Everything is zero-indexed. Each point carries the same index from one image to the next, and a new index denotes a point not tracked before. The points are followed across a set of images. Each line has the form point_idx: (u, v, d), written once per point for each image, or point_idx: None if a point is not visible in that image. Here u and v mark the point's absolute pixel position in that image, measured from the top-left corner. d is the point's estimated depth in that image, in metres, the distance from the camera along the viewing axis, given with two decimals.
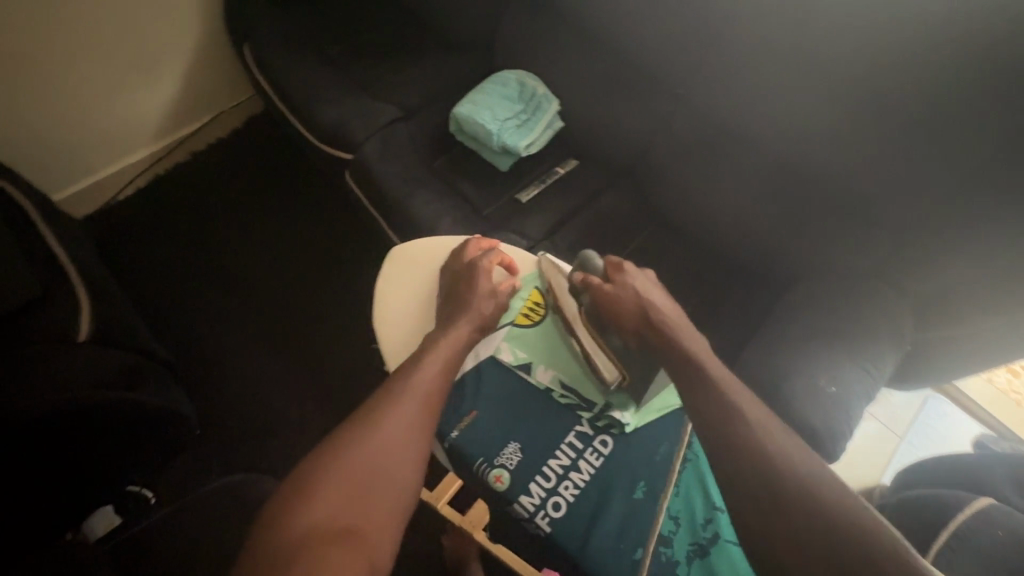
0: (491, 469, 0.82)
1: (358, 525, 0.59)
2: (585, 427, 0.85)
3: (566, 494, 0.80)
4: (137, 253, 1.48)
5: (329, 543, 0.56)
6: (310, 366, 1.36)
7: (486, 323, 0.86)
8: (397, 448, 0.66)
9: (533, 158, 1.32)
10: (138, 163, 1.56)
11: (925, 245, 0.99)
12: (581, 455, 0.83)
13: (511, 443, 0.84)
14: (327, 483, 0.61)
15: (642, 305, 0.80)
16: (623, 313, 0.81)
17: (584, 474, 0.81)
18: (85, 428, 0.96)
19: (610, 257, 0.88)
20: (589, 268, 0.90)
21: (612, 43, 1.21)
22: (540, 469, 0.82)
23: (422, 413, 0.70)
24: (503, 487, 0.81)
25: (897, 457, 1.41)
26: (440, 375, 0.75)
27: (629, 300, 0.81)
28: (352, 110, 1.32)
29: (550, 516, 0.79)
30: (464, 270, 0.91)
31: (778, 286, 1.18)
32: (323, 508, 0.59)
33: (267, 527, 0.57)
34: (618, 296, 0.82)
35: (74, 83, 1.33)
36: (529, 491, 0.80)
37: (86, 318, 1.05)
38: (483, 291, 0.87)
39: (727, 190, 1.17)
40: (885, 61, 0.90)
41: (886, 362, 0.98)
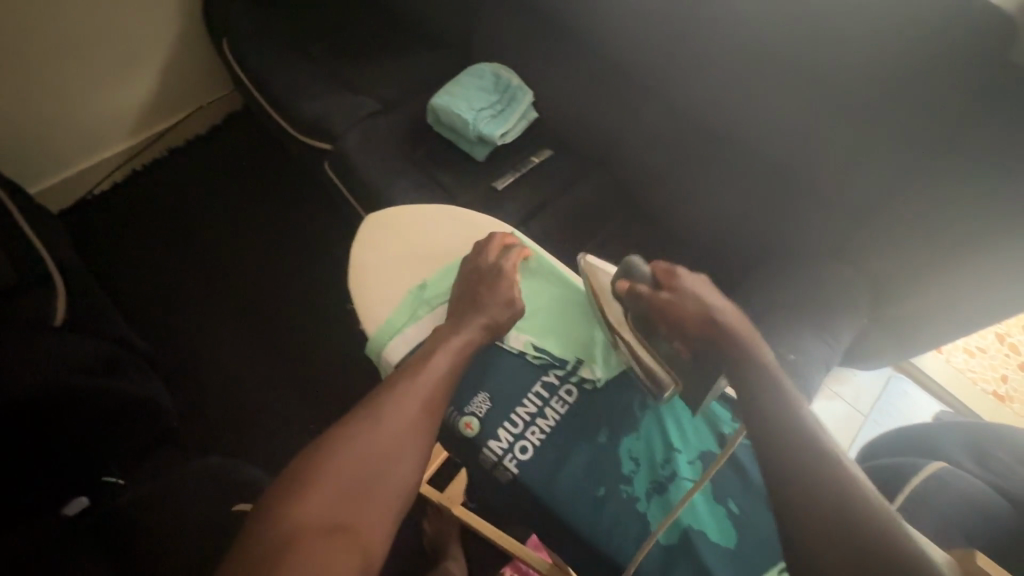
0: (462, 416, 0.83)
1: (352, 522, 0.61)
2: (552, 377, 0.87)
3: (533, 438, 0.82)
4: (114, 248, 1.47)
5: (323, 537, 0.59)
6: (291, 353, 1.37)
7: (499, 330, 0.85)
8: (394, 447, 0.68)
9: (509, 148, 1.36)
10: (115, 158, 1.55)
11: (876, 223, 1.06)
12: (548, 402, 0.85)
13: (481, 392, 0.85)
14: (324, 479, 0.63)
15: (706, 310, 0.69)
16: (682, 318, 0.71)
17: (550, 420, 0.83)
18: (64, 412, 0.96)
19: (659, 262, 0.78)
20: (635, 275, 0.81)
21: (583, 38, 1.26)
22: (508, 415, 0.84)
23: (423, 416, 0.72)
24: (472, 432, 0.82)
25: (862, 434, 1.47)
26: (443, 376, 0.76)
27: (690, 304, 0.71)
28: (332, 102, 1.35)
29: (517, 458, 0.80)
30: (488, 271, 0.90)
31: (743, 267, 1.24)
32: (319, 503, 0.61)
33: (266, 515, 0.60)
34: (679, 302, 0.72)
35: (52, 76, 1.33)
36: (497, 435, 0.82)
37: (61, 303, 1.05)
38: (499, 300, 0.86)
39: (694, 176, 1.22)
40: (837, 51, 0.96)
41: (844, 334, 1.04)
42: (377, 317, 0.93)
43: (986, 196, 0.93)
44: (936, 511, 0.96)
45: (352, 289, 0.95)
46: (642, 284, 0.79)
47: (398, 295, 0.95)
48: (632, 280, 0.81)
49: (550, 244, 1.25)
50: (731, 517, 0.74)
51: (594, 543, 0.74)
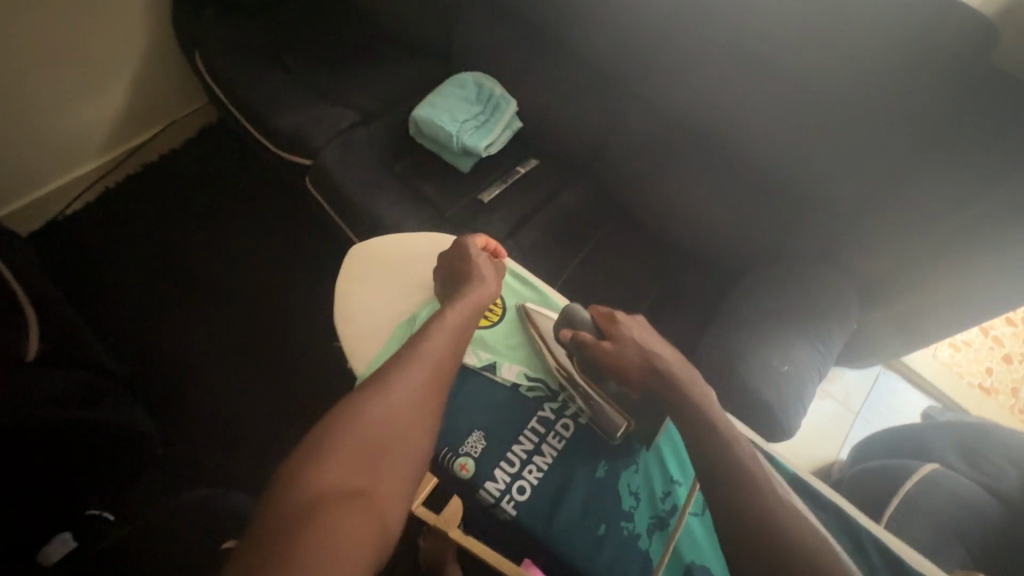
0: (456, 458, 0.80)
1: (372, 485, 0.60)
2: (548, 412, 0.85)
3: (531, 478, 0.79)
4: (93, 265, 1.43)
5: (346, 501, 0.57)
6: (277, 376, 1.34)
7: (493, 292, 0.87)
8: (409, 410, 0.67)
9: (494, 159, 1.34)
10: (84, 177, 1.50)
11: (865, 228, 1.05)
12: (544, 439, 0.83)
13: (475, 431, 0.82)
14: (343, 444, 0.61)
15: (646, 355, 0.77)
16: (627, 365, 0.78)
17: (548, 458, 0.81)
18: (40, 452, 0.92)
19: (599, 307, 0.86)
20: (576, 320, 0.86)
21: (566, 44, 1.24)
22: (504, 454, 0.81)
23: (433, 381, 0.72)
24: (468, 475, 0.79)
25: (852, 432, 1.48)
26: (448, 345, 0.77)
27: (632, 352, 0.78)
28: (310, 115, 1.31)
29: (516, 500, 0.78)
30: (459, 248, 0.93)
31: (733, 273, 1.23)
32: (339, 467, 0.60)
33: (283, 485, 0.58)
34: (620, 350, 0.79)
35: (17, 94, 1.27)
36: (493, 477, 0.79)
37: (33, 339, 1.01)
38: (486, 265, 0.90)
39: (682, 183, 1.21)
40: (821, 57, 0.95)
41: (835, 339, 1.04)
42: (366, 349, 0.90)
43: (969, 200, 0.93)
44: (927, 514, 0.96)
45: (340, 320, 0.92)
46: (585, 331, 0.84)
47: (389, 325, 0.92)
48: (574, 326, 0.86)
49: (538, 257, 1.23)
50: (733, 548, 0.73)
51: None
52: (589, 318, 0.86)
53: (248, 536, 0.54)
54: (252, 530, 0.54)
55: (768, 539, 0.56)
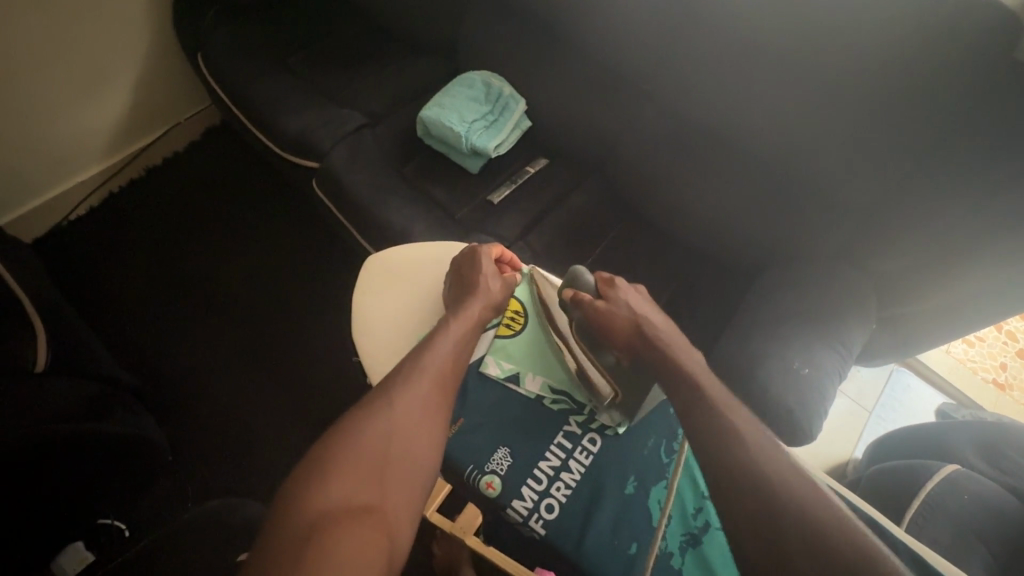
0: (482, 476, 0.79)
1: (375, 502, 0.60)
2: (574, 426, 0.83)
3: (559, 495, 0.78)
4: (96, 274, 1.42)
5: (348, 519, 0.57)
6: (288, 383, 1.33)
7: (496, 302, 0.87)
8: (412, 424, 0.66)
9: (503, 159, 1.32)
10: (87, 182, 1.48)
11: (885, 228, 1.03)
12: (571, 454, 0.81)
13: (500, 447, 0.81)
14: (345, 461, 0.61)
15: (635, 318, 0.81)
16: (618, 324, 0.82)
17: (576, 474, 0.80)
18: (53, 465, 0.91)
19: (602, 273, 0.89)
20: (580, 283, 0.88)
21: (577, 41, 1.21)
22: (531, 471, 0.80)
23: (436, 394, 0.71)
24: (495, 493, 0.78)
25: (867, 431, 1.47)
26: (450, 357, 0.76)
27: (622, 314, 0.82)
28: (316, 118, 1.29)
29: (544, 518, 0.77)
30: (465, 255, 0.91)
31: (748, 274, 1.21)
32: (342, 485, 0.59)
33: (286, 503, 0.58)
34: (612, 310, 0.83)
35: (17, 99, 1.25)
36: (521, 495, 0.78)
37: (42, 348, 0.99)
38: (489, 272, 0.88)
39: (695, 184, 1.19)
40: (842, 54, 0.93)
41: (855, 340, 1.02)
42: (384, 361, 0.89)
43: (989, 199, 0.92)
44: (949, 517, 0.95)
45: (355, 332, 0.91)
46: (584, 292, 0.87)
47: (405, 336, 0.91)
48: (577, 288, 0.88)
49: (550, 259, 1.21)
50: None
51: None
52: (592, 282, 0.88)
53: (252, 557, 0.54)
54: (256, 550, 0.54)
55: (780, 529, 0.57)
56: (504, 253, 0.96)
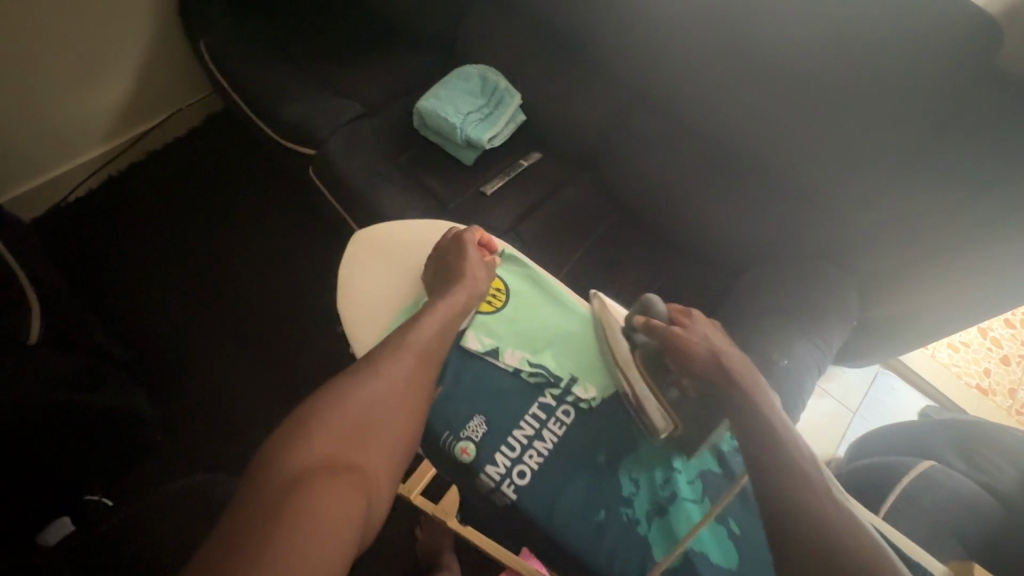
0: (458, 441, 0.80)
1: (356, 463, 0.62)
2: (549, 399, 0.84)
3: (531, 462, 0.79)
4: (91, 254, 1.43)
5: (331, 475, 0.59)
6: (279, 363, 1.35)
7: (480, 292, 0.89)
8: (397, 394, 0.69)
9: (497, 152, 1.34)
10: (88, 164, 1.50)
11: (867, 226, 1.05)
12: (545, 424, 0.82)
13: (477, 416, 0.82)
14: (331, 421, 0.63)
15: (715, 351, 0.74)
16: (693, 356, 0.75)
17: (548, 443, 0.81)
18: (44, 435, 0.93)
19: (675, 305, 0.84)
20: (653, 313, 0.83)
21: (571, 38, 1.24)
22: (506, 439, 0.81)
23: (419, 369, 0.74)
24: (469, 458, 0.79)
25: (850, 430, 1.49)
26: (434, 336, 0.79)
27: (701, 347, 0.75)
28: (314, 106, 1.31)
29: (516, 483, 0.78)
30: (451, 241, 0.93)
31: (733, 270, 1.23)
32: (326, 442, 0.61)
33: (270, 457, 0.59)
34: (689, 339, 0.77)
35: (22, 80, 1.27)
36: (494, 460, 0.79)
37: (36, 320, 1.02)
38: (475, 259, 0.90)
39: (683, 179, 1.21)
40: (827, 56, 0.95)
41: (835, 335, 1.04)
42: (369, 334, 0.90)
43: (968, 199, 0.94)
44: (924, 511, 0.97)
45: (341, 306, 0.92)
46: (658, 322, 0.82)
47: (390, 310, 0.93)
48: (648, 318, 0.82)
49: (540, 249, 1.23)
50: (732, 537, 0.74)
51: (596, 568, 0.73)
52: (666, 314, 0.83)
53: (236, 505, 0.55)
54: (240, 498, 0.55)
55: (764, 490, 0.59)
56: (484, 238, 0.97)
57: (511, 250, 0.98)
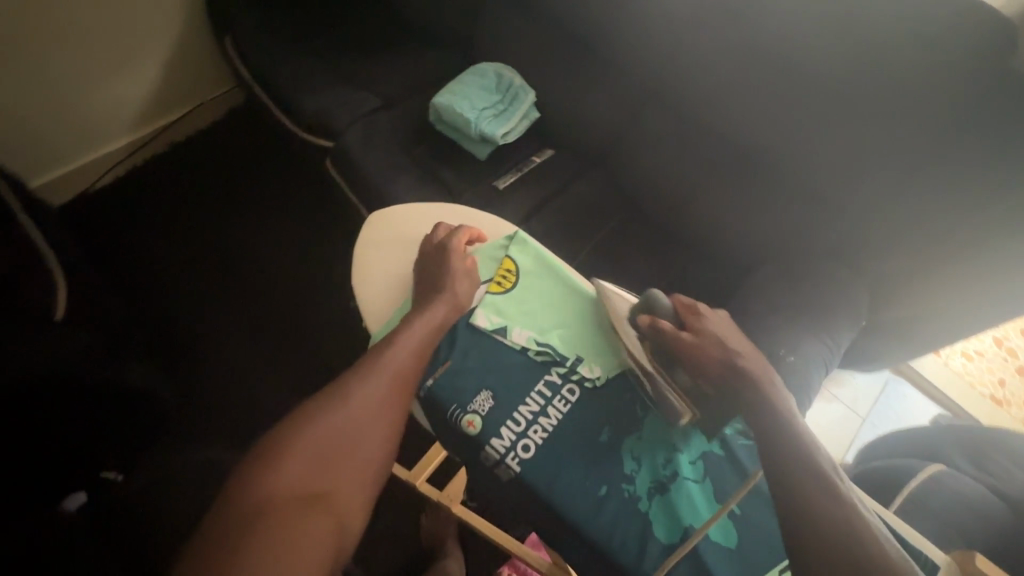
0: (464, 414, 0.81)
1: (325, 493, 0.60)
2: (555, 376, 0.85)
3: (535, 437, 0.80)
4: (113, 240, 1.47)
5: (298, 507, 0.58)
6: (290, 348, 1.37)
7: (463, 304, 0.87)
8: (370, 418, 0.67)
9: (510, 148, 1.36)
10: (115, 153, 1.55)
11: (878, 227, 1.05)
12: (550, 401, 0.83)
13: (483, 390, 0.83)
14: (297, 450, 0.62)
15: (727, 353, 0.73)
16: (705, 359, 0.74)
17: (553, 419, 0.81)
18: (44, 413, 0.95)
19: (681, 298, 0.82)
20: (656, 308, 0.82)
21: (586, 37, 1.26)
22: (511, 414, 0.82)
23: (395, 390, 0.71)
24: (475, 431, 0.80)
25: (859, 436, 1.47)
26: (411, 353, 0.76)
27: (714, 349, 0.74)
28: (332, 99, 1.34)
29: (520, 457, 0.78)
30: (434, 251, 0.93)
31: (743, 269, 1.23)
32: (294, 474, 0.60)
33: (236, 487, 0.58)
34: (700, 342, 0.75)
35: (54, 69, 1.32)
36: (499, 434, 0.79)
37: (62, 298, 1.05)
38: (456, 270, 0.89)
39: (694, 177, 1.22)
40: (841, 55, 0.96)
41: (844, 335, 1.04)
42: (381, 312, 0.92)
43: (982, 201, 0.94)
44: (932, 514, 0.95)
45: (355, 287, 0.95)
46: (664, 319, 0.80)
47: (402, 289, 0.95)
48: (654, 314, 0.81)
49: (550, 244, 1.25)
50: (732, 518, 0.74)
51: (597, 544, 0.73)
52: (670, 307, 0.81)
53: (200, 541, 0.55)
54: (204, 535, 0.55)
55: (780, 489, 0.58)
56: (473, 235, 0.99)
57: (521, 232, 1.00)
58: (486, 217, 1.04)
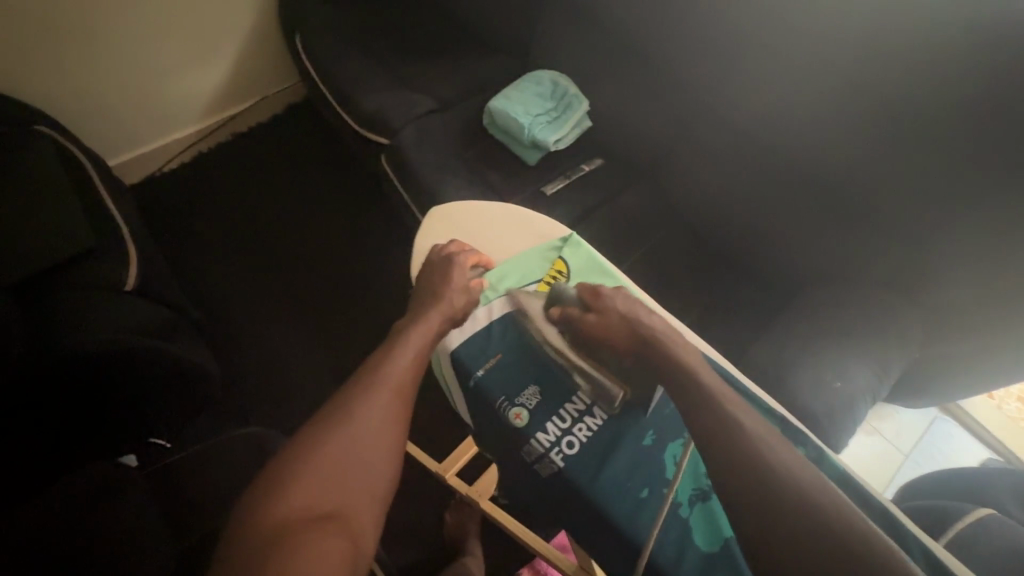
0: (512, 406, 0.83)
1: (335, 511, 0.60)
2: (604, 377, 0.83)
3: (580, 435, 0.80)
4: (173, 223, 1.56)
5: (310, 527, 0.57)
6: (332, 335, 1.42)
7: (457, 315, 0.87)
8: (374, 432, 0.67)
9: (559, 155, 1.38)
10: (183, 140, 1.65)
11: (937, 258, 1.01)
12: (597, 401, 0.83)
13: (531, 385, 0.85)
14: (304, 473, 0.61)
15: (629, 325, 0.81)
16: (612, 337, 0.82)
17: (599, 419, 0.82)
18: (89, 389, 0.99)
19: (584, 284, 0.88)
20: (563, 299, 0.88)
21: (643, 50, 1.27)
22: (558, 410, 0.83)
23: (397, 404, 0.71)
24: (522, 423, 0.81)
25: (900, 474, 1.42)
26: (410, 366, 0.76)
27: (616, 326, 0.82)
28: (389, 99, 1.39)
29: (564, 453, 0.79)
30: (438, 263, 0.93)
31: (789, 290, 1.21)
32: (302, 495, 0.60)
33: (245, 514, 0.58)
34: (604, 322, 0.83)
35: (137, 59, 1.44)
36: (545, 428, 0.81)
37: (132, 270, 1.12)
38: (455, 287, 0.88)
39: (743, 194, 1.21)
40: (910, 84, 0.92)
41: (893, 364, 1.01)
42: None
43: None
44: None
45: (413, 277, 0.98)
46: (573, 307, 0.87)
47: None
48: (562, 305, 0.88)
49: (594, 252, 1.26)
50: None
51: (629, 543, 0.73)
52: (575, 294, 0.88)
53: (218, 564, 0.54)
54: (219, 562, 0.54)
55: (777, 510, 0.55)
56: (480, 261, 0.96)
57: (575, 234, 1.01)
58: (542, 219, 1.04)
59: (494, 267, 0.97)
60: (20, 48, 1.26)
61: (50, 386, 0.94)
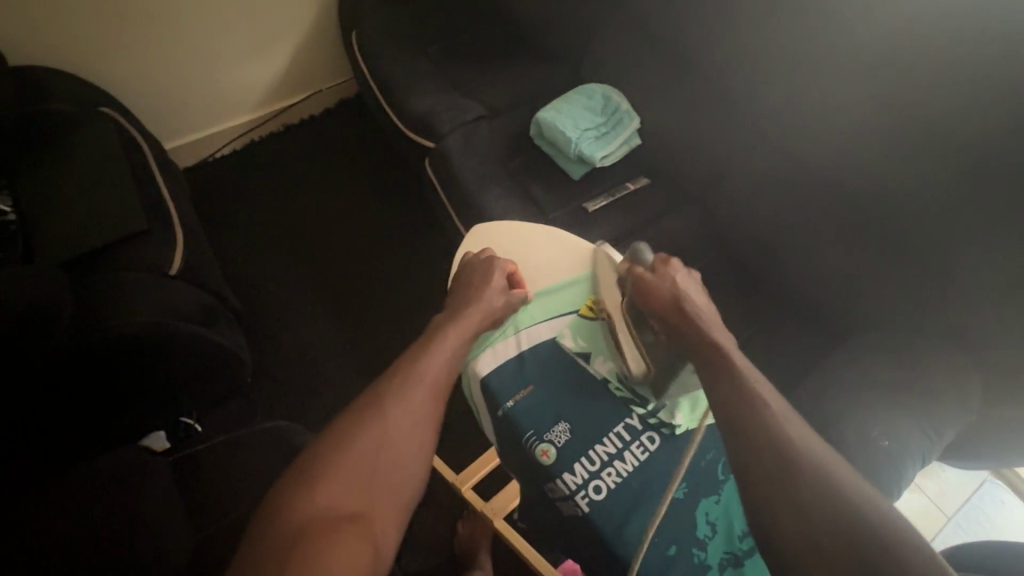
0: (539, 442, 0.81)
1: (359, 511, 0.59)
2: (635, 420, 0.83)
3: (608, 480, 0.78)
4: (222, 208, 1.61)
5: (334, 527, 0.56)
6: (361, 332, 1.43)
7: (495, 315, 0.85)
8: (404, 432, 0.65)
9: (605, 171, 1.35)
10: (237, 128, 1.69)
11: (1006, 318, 0.92)
12: (628, 446, 0.81)
13: (562, 422, 0.83)
14: (331, 469, 0.60)
15: (676, 295, 0.78)
16: (655, 296, 0.80)
17: (628, 465, 0.79)
18: (126, 365, 1.01)
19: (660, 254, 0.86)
20: (639, 259, 0.86)
21: (703, 69, 1.23)
22: (586, 451, 0.80)
23: (430, 404, 0.69)
24: (548, 461, 0.79)
25: (940, 537, 1.33)
26: (445, 364, 0.74)
27: (663, 291, 0.79)
28: (438, 102, 1.39)
29: (591, 497, 0.77)
30: (479, 262, 0.90)
31: (837, 333, 1.15)
32: (328, 493, 0.58)
33: (271, 509, 0.57)
34: (654, 283, 0.81)
35: (199, 47, 1.48)
36: (573, 469, 0.78)
37: (178, 254, 1.15)
38: (495, 286, 0.86)
39: (795, 227, 1.15)
40: (992, 126, 0.85)
41: (948, 427, 0.93)
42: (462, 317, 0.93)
43: None
44: None
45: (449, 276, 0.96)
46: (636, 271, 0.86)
47: None
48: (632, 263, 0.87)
49: None
50: None
51: None
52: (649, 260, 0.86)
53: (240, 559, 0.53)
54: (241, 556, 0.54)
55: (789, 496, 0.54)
56: (515, 272, 0.92)
57: None
58: (581, 243, 1.01)
59: (531, 291, 0.94)
60: (91, 29, 1.33)
61: (89, 362, 0.96)
